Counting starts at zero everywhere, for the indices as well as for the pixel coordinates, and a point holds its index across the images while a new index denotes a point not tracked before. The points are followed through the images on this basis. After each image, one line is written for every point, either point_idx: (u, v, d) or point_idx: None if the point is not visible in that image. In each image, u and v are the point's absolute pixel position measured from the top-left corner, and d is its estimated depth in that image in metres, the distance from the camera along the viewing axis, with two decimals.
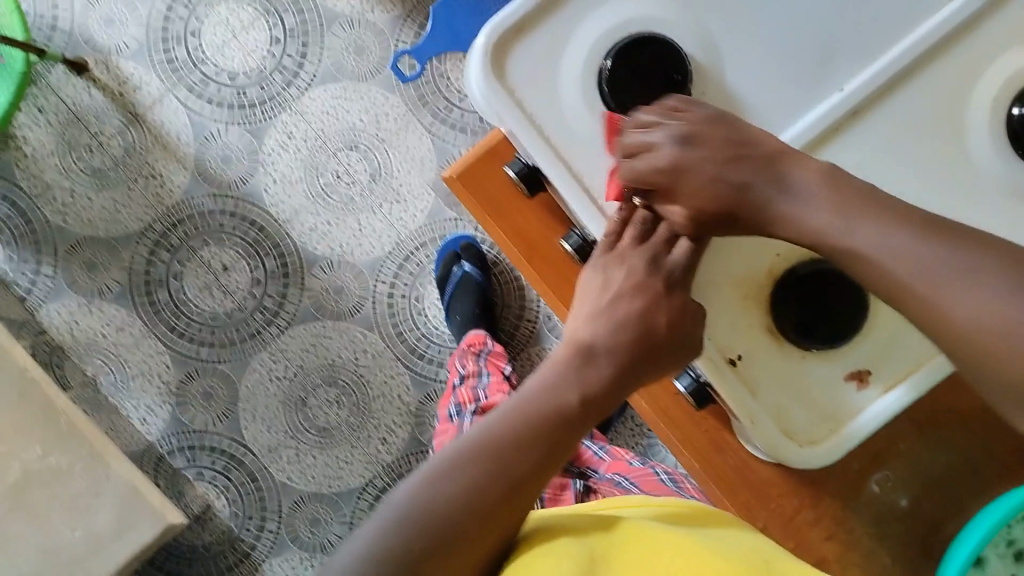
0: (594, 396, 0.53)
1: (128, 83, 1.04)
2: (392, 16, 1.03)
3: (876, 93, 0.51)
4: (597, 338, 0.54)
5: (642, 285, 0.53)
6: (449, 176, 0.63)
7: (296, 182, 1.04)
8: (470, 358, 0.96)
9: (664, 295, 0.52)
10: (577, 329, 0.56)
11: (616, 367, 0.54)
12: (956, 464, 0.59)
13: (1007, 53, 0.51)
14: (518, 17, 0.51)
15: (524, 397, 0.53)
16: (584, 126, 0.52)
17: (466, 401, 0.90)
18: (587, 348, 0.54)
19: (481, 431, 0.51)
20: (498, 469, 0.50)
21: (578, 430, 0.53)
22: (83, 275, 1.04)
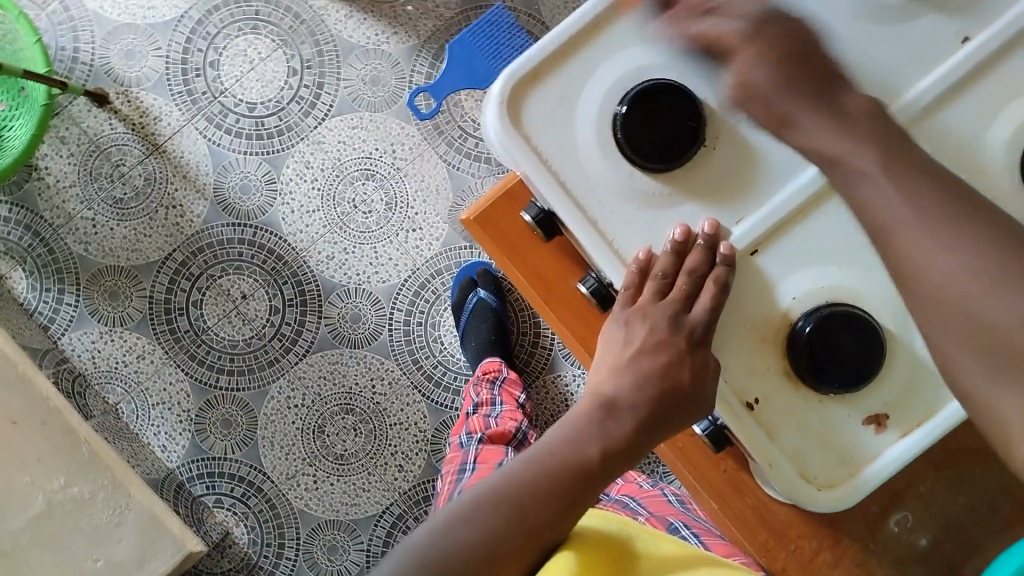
0: (617, 449, 0.55)
1: (149, 113, 1.05)
2: (407, 46, 1.04)
3: None
4: (619, 394, 0.56)
5: (665, 343, 0.55)
6: (466, 218, 0.61)
7: (314, 211, 1.05)
8: (485, 386, 0.96)
9: (687, 352, 0.54)
10: (601, 383, 0.57)
11: (639, 421, 0.55)
12: (984, 511, 0.58)
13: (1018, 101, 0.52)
14: (533, 62, 0.51)
15: (548, 446, 0.55)
16: (600, 172, 0.52)
17: (475, 427, 0.90)
18: (610, 401, 0.56)
19: (503, 480, 0.53)
20: (516, 517, 0.51)
21: (600, 483, 0.54)
22: (104, 303, 1.05)
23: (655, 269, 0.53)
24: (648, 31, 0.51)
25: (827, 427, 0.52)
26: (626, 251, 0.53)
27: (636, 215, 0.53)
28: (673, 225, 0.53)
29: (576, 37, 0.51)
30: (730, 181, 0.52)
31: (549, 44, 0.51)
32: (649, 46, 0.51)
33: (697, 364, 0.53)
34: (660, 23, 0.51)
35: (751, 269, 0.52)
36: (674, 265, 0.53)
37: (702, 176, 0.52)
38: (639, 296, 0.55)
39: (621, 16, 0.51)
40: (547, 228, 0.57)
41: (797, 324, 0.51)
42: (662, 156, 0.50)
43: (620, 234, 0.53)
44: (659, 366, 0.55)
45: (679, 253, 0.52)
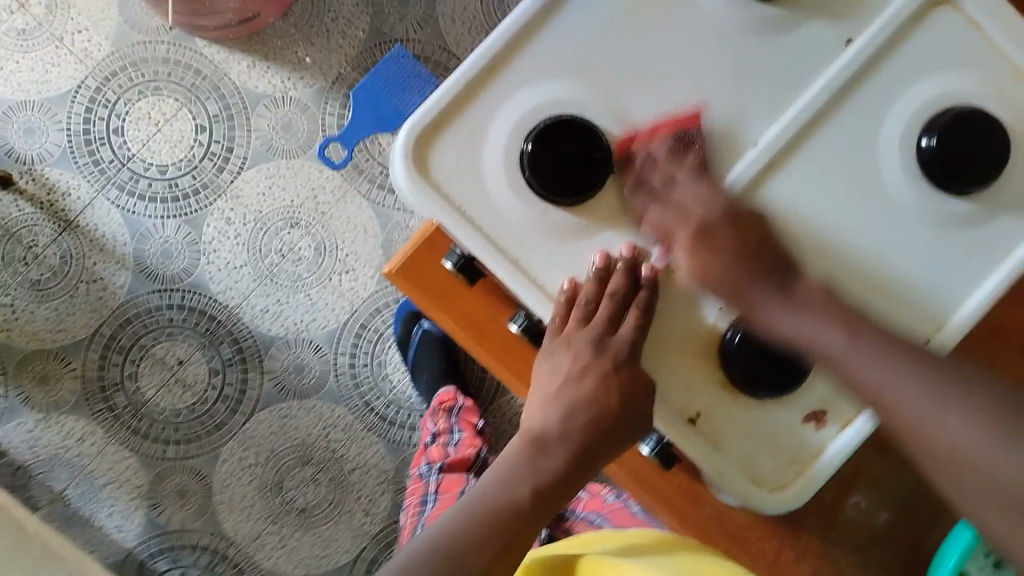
0: (549, 484, 0.56)
1: (57, 189, 1.02)
2: (315, 90, 1.03)
3: (787, 146, 0.55)
4: (549, 428, 0.57)
5: (590, 366, 0.56)
6: (390, 271, 0.61)
7: (241, 266, 1.03)
8: (442, 416, 0.95)
9: (612, 372, 0.55)
10: (531, 420, 0.58)
11: (570, 453, 0.56)
12: (927, 487, 0.62)
13: (918, 83, 0.56)
14: (432, 113, 0.54)
15: (480, 493, 0.56)
16: (514, 213, 0.55)
17: (433, 457, 0.90)
18: (540, 436, 0.57)
19: (434, 534, 0.53)
20: (452, 567, 0.52)
21: (535, 521, 0.55)
22: (36, 390, 1.02)
23: (581, 296, 0.55)
24: (544, 72, 0.55)
25: (770, 431, 0.56)
26: (552, 284, 0.56)
27: (557, 248, 0.55)
28: (593, 252, 0.56)
29: (472, 86, 0.55)
30: (642, 205, 0.56)
31: (446, 97, 0.54)
32: (545, 85, 0.55)
33: (626, 385, 0.54)
34: (549, 66, 0.55)
35: (674, 286, 0.56)
36: (598, 290, 0.55)
37: (613, 203, 0.55)
38: (565, 324, 0.56)
39: (512, 62, 0.55)
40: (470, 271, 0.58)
41: (725, 335, 0.55)
42: (572, 188, 0.53)
43: (544, 269, 0.56)
44: (586, 393, 0.56)
45: (603, 279, 0.55)
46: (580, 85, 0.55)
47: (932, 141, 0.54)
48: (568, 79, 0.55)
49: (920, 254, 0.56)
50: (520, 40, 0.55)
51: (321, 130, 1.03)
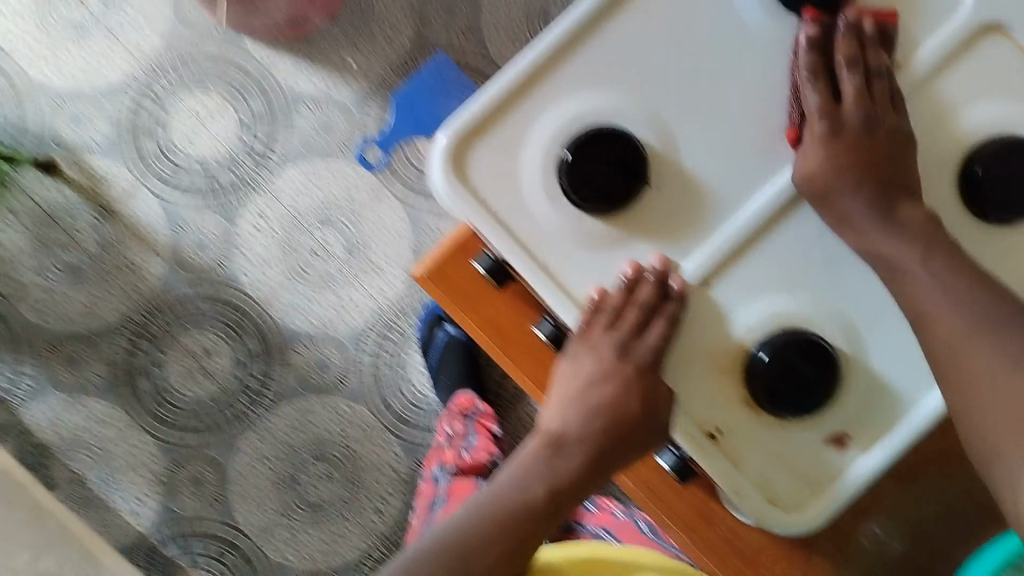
0: (563, 487, 0.60)
1: (99, 177, 1.05)
2: (356, 94, 1.06)
3: None
4: (567, 430, 0.60)
5: (613, 371, 0.58)
6: (418, 273, 0.63)
7: (273, 262, 1.06)
8: (458, 419, 0.97)
9: (636, 377, 0.57)
10: (549, 420, 0.62)
11: (586, 454, 0.60)
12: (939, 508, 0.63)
13: (968, 108, 0.57)
14: (471, 119, 0.57)
15: (498, 490, 0.60)
16: (546, 220, 0.57)
17: (446, 460, 0.93)
18: (557, 438, 0.60)
19: (453, 527, 0.59)
20: (465, 561, 0.58)
21: (546, 520, 0.60)
22: (64, 371, 1.04)
23: (608, 302, 0.57)
24: (585, 80, 0.57)
25: (791, 453, 0.57)
26: (579, 290, 0.58)
27: (586, 256, 0.58)
28: (625, 263, 0.57)
29: (514, 92, 0.57)
30: (673, 215, 0.57)
31: (487, 103, 0.57)
32: (584, 95, 0.57)
33: (647, 392, 0.57)
34: (589, 78, 0.57)
35: (705, 302, 0.57)
36: (625, 299, 0.56)
37: (643, 213, 0.57)
38: (589, 331, 0.58)
39: (551, 73, 0.57)
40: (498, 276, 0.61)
41: (752, 353, 0.56)
42: (604, 198, 0.55)
43: (572, 276, 0.58)
44: (607, 398, 0.59)
45: (631, 288, 0.56)
46: (619, 93, 0.57)
47: (978, 168, 0.55)
48: (608, 87, 0.57)
49: (953, 268, 0.57)
50: (563, 52, 0.57)
51: (359, 131, 1.06)
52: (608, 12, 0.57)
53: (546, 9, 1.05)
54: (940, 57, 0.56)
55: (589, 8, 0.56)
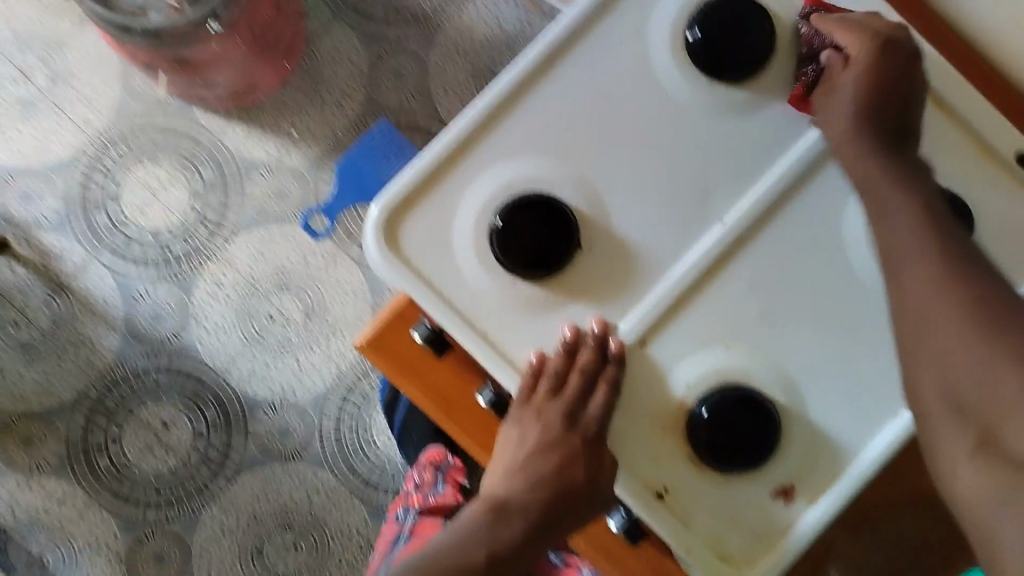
0: (504, 554, 0.56)
1: (50, 253, 1.04)
2: (309, 158, 1.06)
3: (753, 223, 0.58)
4: (510, 497, 0.57)
5: (557, 442, 0.57)
6: (361, 344, 0.62)
7: (229, 329, 1.05)
8: (430, 469, 0.94)
9: (581, 450, 0.57)
10: (493, 487, 0.58)
11: (529, 524, 0.57)
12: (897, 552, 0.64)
13: None
14: (405, 189, 0.57)
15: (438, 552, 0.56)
16: (482, 286, 0.58)
17: (411, 502, 0.91)
18: (501, 504, 0.57)
19: None
20: None
21: None
22: (21, 451, 1.02)
23: (548, 367, 0.57)
24: (515, 149, 0.58)
25: (740, 506, 0.58)
26: (518, 354, 0.58)
27: (523, 320, 0.58)
28: (563, 324, 0.58)
29: (444, 163, 0.58)
30: (608, 280, 0.59)
31: (417, 175, 0.57)
32: (517, 161, 0.58)
33: (591, 463, 0.56)
34: (521, 143, 0.58)
35: (643, 360, 0.58)
36: (566, 364, 0.57)
37: (578, 278, 0.58)
38: (532, 395, 0.58)
39: (482, 139, 0.58)
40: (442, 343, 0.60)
41: (693, 410, 0.57)
42: (535, 264, 0.56)
43: (511, 341, 0.58)
44: (550, 468, 0.57)
45: (571, 352, 0.57)
46: (548, 161, 0.58)
47: None
48: (537, 155, 0.58)
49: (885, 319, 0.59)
50: (490, 122, 0.58)
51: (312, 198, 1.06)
52: (530, 83, 0.58)
53: (492, 69, 1.08)
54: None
55: (512, 79, 0.58)
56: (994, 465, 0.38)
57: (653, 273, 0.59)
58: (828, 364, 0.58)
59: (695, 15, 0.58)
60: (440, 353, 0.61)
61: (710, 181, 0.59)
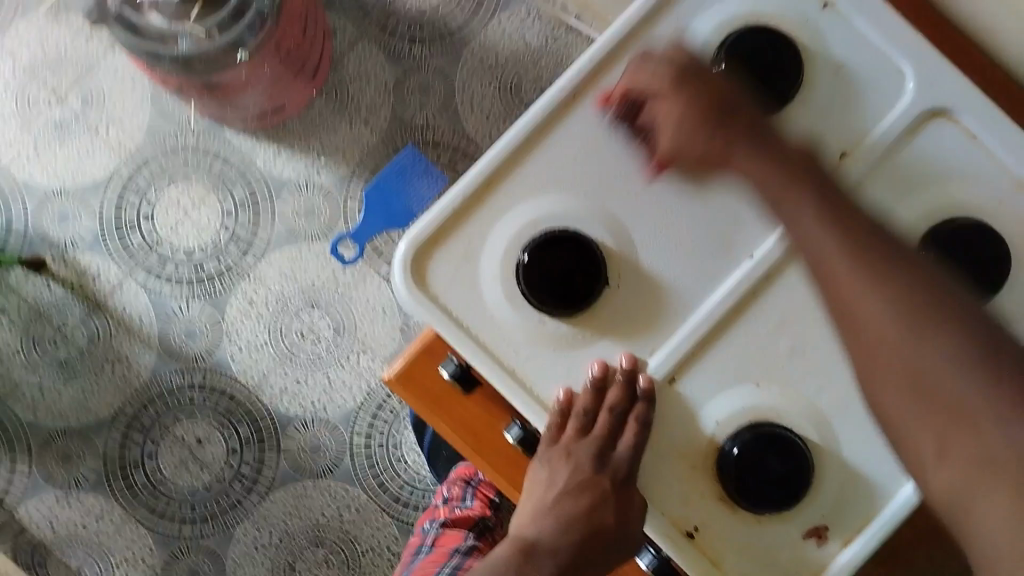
0: None
1: (87, 272, 1.06)
2: (338, 176, 1.07)
3: (786, 255, 0.57)
4: (540, 538, 0.56)
5: (588, 484, 0.57)
6: (389, 378, 0.62)
7: (261, 346, 1.06)
8: (458, 482, 0.92)
9: (610, 492, 0.56)
10: (523, 527, 0.57)
11: (560, 567, 0.55)
12: None
13: (908, 199, 0.59)
14: (431, 227, 0.57)
15: None
16: (511, 324, 0.57)
17: (439, 514, 0.89)
18: (530, 545, 0.56)
19: None
20: None
21: None
22: (58, 468, 1.04)
23: (578, 405, 0.57)
24: (542, 184, 0.58)
25: (772, 547, 0.57)
26: (546, 393, 0.58)
27: (554, 358, 0.58)
28: (591, 361, 0.58)
29: (470, 200, 0.58)
30: (640, 316, 0.58)
31: (444, 212, 0.57)
32: (547, 198, 0.58)
33: (621, 503, 0.55)
34: (550, 180, 0.58)
35: (671, 396, 0.57)
36: (594, 401, 0.56)
37: (609, 314, 0.58)
38: (562, 433, 0.57)
39: (508, 175, 0.58)
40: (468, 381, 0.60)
41: (723, 448, 0.56)
42: (565, 302, 0.56)
43: (540, 379, 0.58)
44: (581, 510, 0.56)
45: (600, 390, 0.56)
46: (575, 198, 0.58)
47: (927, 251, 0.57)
48: (566, 193, 0.58)
49: None
50: (518, 156, 0.58)
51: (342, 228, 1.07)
52: (557, 117, 0.58)
53: (519, 84, 1.08)
54: (883, 150, 0.59)
55: (540, 112, 0.57)
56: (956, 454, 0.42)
57: (680, 308, 0.58)
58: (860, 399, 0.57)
59: (722, 44, 0.58)
60: (468, 390, 0.61)
61: (737, 215, 0.58)
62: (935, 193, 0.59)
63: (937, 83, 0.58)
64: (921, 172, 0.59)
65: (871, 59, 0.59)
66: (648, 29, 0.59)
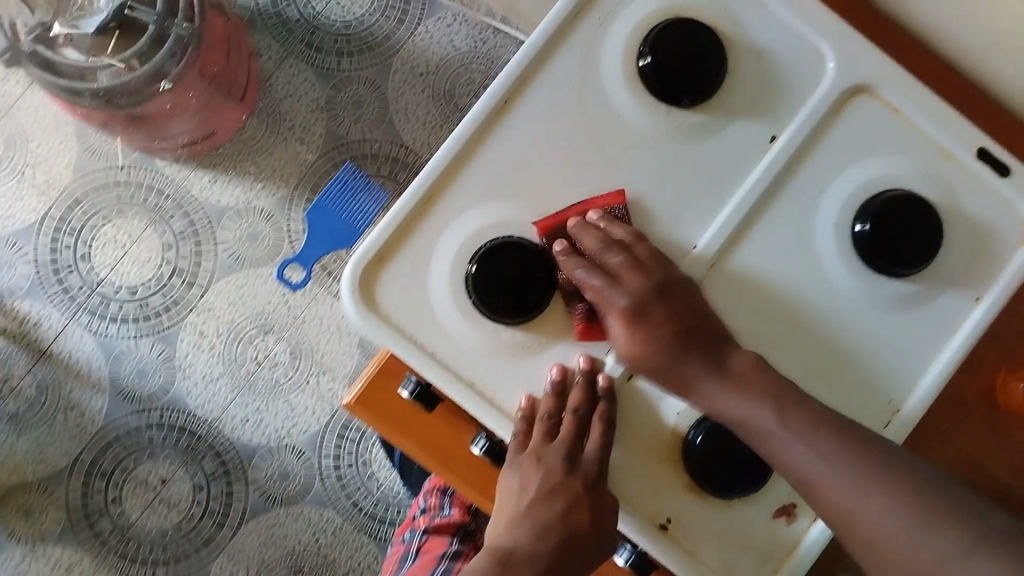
0: None
1: (28, 321, 1.03)
2: (278, 197, 1.05)
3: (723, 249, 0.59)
4: (517, 547, 0.55)
5: (559, 489, 0.55)
6: (349, 404, 0.61)
7: (217, 377, 1.04)
8: (434, 492, 0.89)
9: (583, 494, 0.55)
10: (497, 538, 0.56)
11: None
12: None
13: (842, 176, 0.60)
14: (375, 246, 0.56)
15: None
16: (465, 336, 0.57)
17: (418, 524, 0.87)
18: (507, 556, 0.55)
19: None
20: None
21: None
22: (20, 524, 1.01)
23: (541, 410, 0.56)
24: (483, 195, 0.58)
25: (741, 528, 0.57)
26: (510, 403, 0.57)
27: (511, 367, 0.57)
28: (550, 366, 0.57)
29: (409, 217, 0.57)
30: (592, 314, 0.58)
31: (386, 231, 0.56)
32: (486, 209, 0.58)
33: (593, 504, 0.55)
34: (488, 189, 0.58)
35: (630, 392, 0.57)
36: (557, 405, 0.56)
37: (561, 317, 0.57)
38: (529, 439, 0.56)
39: (447, 190, 0.58)
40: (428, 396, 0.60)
41: (688, 435, 0.56)
42: (517, 308, 0.56)
43: (499, 389, 0.57)
44: (557, 516, 0.55)
45: (560, 393, 0.56)
46: (519, 206, 0.58)
47: (865, 226, 0.58)
48: (507, 201, 0.58)
49: (866, 332, 0.60)
50: (456, 167, 0.58)
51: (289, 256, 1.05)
52: (492, 126, 0.58)
53: (452, 89, 1.07)
54: (813, 126, 0.60)
55: (472, 122, 0.57)
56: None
57: None
58: None
59: (646, 36, 0.58)
60: (431, 406, 0.60)
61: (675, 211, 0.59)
62: (868, 165, 0.60)
63: (855, 61, 0.60)
64: (852, 148, 0.60)
65: (788, 45, 0.60)
66: (576, 23, 0.59)
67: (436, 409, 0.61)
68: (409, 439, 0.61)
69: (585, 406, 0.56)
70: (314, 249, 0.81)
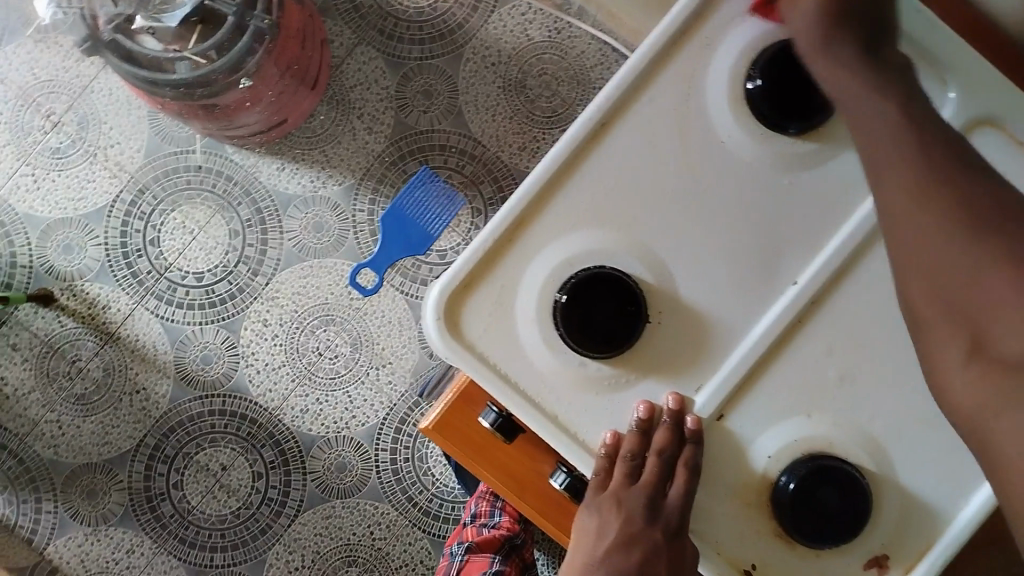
0: None
1: (96, 303, 1.03)
2: (345, 186, 1.04)
3: (827, 282, 0.55)
4: None
5: (638, 535, 0.54)
6: (425, 427, 0.59)
7: (280, 367, 1.03)
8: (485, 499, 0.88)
9: (664, 543, 0.53)
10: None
11: None
12: None
13: None
14: (462, 272, 0.54)
15: None
16: (550, 367, 0.54)
17: (466, 536, 0.86)
18: None
19: None
20: None
21: None
22: (84, 504, 1.02)
23: (623, 449, 0.54)
24: (575, 220, 0.55)
25: None
26: (592, 437, 0.55)
27: (595, 402, 0.55)
28: (636, 402, 0.55)
29: (499, 242, 0.54)
30: (685, 351, 0.55)
31: (473, 258, 0.54)
32: (578, 235, 0.55)
33: (673, 553, 0.53)
34: (580, 214, 0.55)
35: (719, 432, 0.55)
36: (641, 445, 0.54)
37: (652, 352, 0.55)
38: (609, 479, 0.55)
39: (537, 214, 0.55)
40: (508, 428, 0.58)
41: (779, 480, 0.53)
42: (608, 343, 0.53)
43: (582, 424, 0.55)
44: (634, 565, 0.54)
45: (645, 431, 0.54)
46: (612, 233, 0.55)
47: None
48: (600, 228, 0.55)
49: None
50: (548, 190, 0.55)
51: (355, 249, 1.04)
52: (587, 149, 0.55)
53: (524, 79, 1.04)
54: None
55: (567, 144, 0.54)
56: (996, 373, 0.38)
57: (721, 340, 0.55)
58: (913, 419, 0.54)
59: (758, 56, 0.54)
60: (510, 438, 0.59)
61: (777, 239, 0.55)
62: None
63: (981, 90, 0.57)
64: None
65: None
66: (681, 39, 0.55)
67: (514, 441, 0.59)
68: (485, 468, 0.59)
69: (671, 446, 0.53)
70: (385, 256, 0.78)
